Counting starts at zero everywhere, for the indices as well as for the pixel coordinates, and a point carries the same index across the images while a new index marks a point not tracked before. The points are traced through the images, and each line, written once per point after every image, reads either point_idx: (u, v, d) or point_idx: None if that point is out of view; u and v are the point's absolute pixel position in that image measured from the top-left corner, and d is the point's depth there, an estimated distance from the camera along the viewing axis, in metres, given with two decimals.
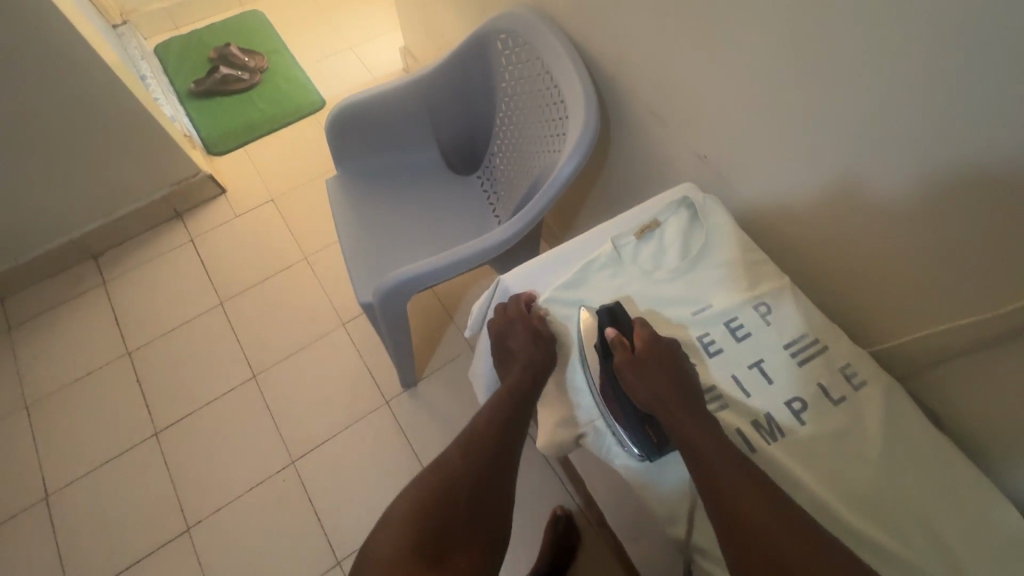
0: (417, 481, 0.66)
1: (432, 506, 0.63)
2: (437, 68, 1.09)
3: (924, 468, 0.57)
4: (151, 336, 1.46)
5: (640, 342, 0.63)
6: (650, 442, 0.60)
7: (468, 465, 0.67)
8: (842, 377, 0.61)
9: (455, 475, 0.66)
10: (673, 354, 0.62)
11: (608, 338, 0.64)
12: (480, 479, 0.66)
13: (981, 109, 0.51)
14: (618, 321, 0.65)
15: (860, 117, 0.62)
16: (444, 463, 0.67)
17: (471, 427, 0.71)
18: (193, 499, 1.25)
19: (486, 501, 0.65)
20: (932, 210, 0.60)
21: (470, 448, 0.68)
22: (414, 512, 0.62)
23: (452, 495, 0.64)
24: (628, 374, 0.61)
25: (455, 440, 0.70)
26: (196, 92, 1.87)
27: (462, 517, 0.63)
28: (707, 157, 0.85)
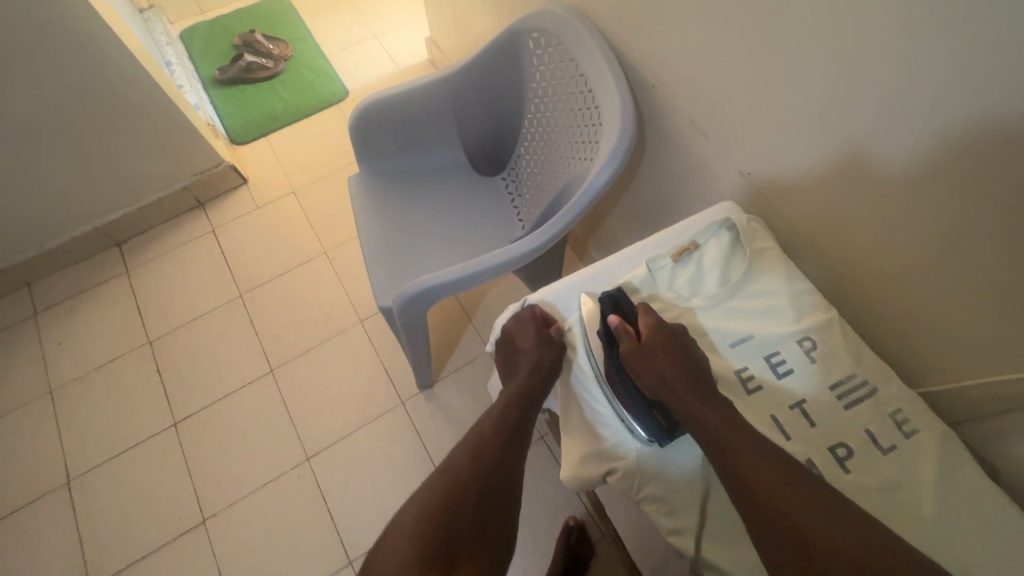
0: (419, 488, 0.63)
1: (437, 512, 0.59)
2: (466, 67, 1.05)
3: (981, 531, 0.52)
4: (172, 326, 1.47)
5: (646, 331, 0.63)
6: (659, 427, 0.59)
7: (473, 469, 0.64)
8: (892, 424, 0.58)
9: (460, 481, 0.63)
10: (680, 338, 0.62)
11: (611, 326, 0.64)
12: (487, 485, 0.64)
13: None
14: (619, 309, 0.65)
15: (924, 144, 0.57)
16: (448, 469, 0.65)
17: (475, 432, 0.69)
18: (209, 491, 1.26)
19: (493, 509, 0.62)
20: (1000, 249, 0.55)
21: (475, 452, 0.66)
22: (417, 519, 0.59)
23: (457, 501, 0.61)
24: (632, 361, 0.61)
25: (459, 445, 0.68)
26: (221, 79, 1.86)
27: (468, 526, 0.60)
28: (749, 174, 0.80)
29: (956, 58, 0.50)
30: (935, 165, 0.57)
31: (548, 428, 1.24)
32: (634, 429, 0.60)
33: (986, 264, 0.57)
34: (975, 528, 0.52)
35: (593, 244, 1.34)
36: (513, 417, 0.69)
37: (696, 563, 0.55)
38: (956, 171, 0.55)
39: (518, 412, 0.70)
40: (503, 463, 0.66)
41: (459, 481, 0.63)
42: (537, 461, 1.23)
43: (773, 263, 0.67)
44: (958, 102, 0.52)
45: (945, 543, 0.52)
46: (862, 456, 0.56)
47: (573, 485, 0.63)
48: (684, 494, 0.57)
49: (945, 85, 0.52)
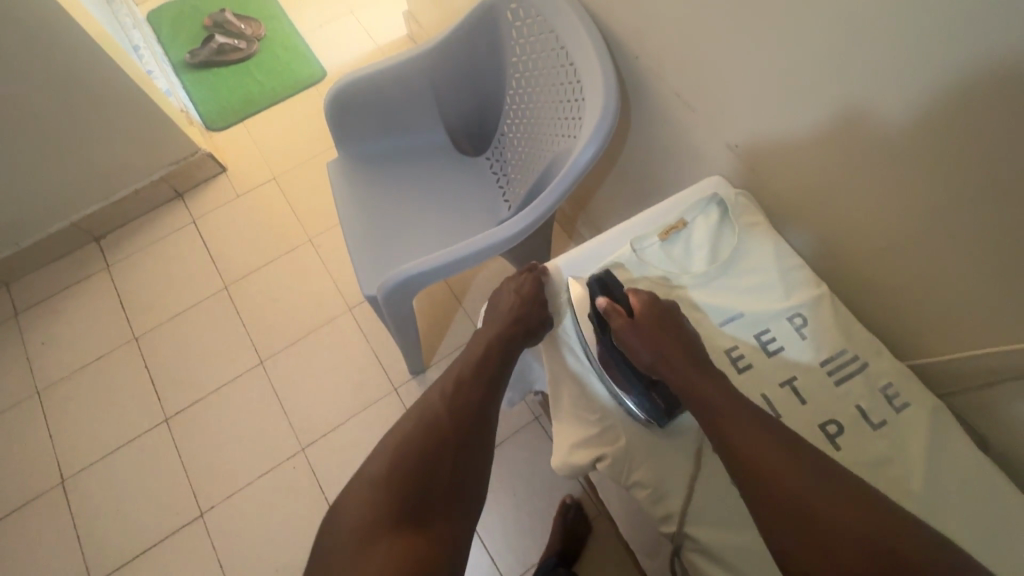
0: (394, 437, 0.61)
1: (414, 462, 0.57)
2: (443, 42, 1.01)
3: (967, 506, 0.52)
4: (158, 321, 1.44)
5: (638, 306, 0.61)
6: (658, 408, 0.58)
7: (451, 416, 0.62)
8: (883, 399, 0.57)
9: (439, 429, 0.60)
10: (670, 314, 0.60)
11: (600, 308, 0.62)
12: (465, 435, 0.61)
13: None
14: (608, 290, 0.63)
15: (913, 112, 0.54)
16: (426, 415, 0.62)
17: (453, 378, 0.66)
18: (206, 485, 1.26)
19: (474, 460, 0.60)
20: (990, 218, 0.53)
21: (455, 400, 0.64)
22: (392, 469, 0.57)
23: (436, 451, 0.59)
24: (628, 339, 0.59)
25: (434, 391, 0.65)
26: (193, 63, 1.80)
27: (445, 475, 0.58)
28: (737, 147, 0.78)
29: (946, 21, 0.47)
30: (927, 134, 0.54)
31: (541, 409, 1.25)
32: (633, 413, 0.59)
33: (977, 235, 0.55)
34: (963, 503, 0.52)
35: (581, 222, 1.32)
36: (491, 365, 0.67)
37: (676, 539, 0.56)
38: (952, 143, 0.53)
39: (498, 360, 0.68)
40: (482, 412, 0.63)
41: (438, 428, 0.60)
42: (531, 442, 1.24)
43: (762, 238, 0.65)
44: (954, 68, 0.49)
45: (934, 517, 0.52)
46: (852, 432, 0.55)
47: (563, 473, 0.62)
48: (672, 476, 0.57)
49: (942, 51, 0.49)
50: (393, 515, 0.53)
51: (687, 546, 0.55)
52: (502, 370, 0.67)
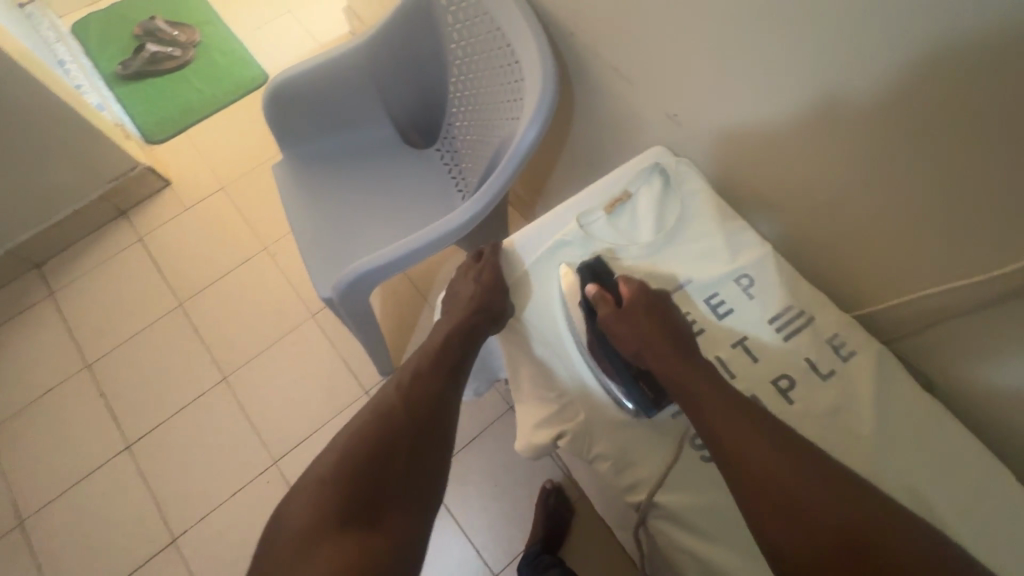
0: (347, 432, 0.59)
1: (366, 457, 0.56)
2: (379, 32, 0.98)
3: (915, 444, 0.54)
4: (110, 346, 1.38)
5: (627, 295, 0.60)
6: (646, 397, 0.57)
7: (406, 411, 0.61)
8: (831, 350, 0.58)
9: (393, 423, 0.59)
10: (661, 306, 0.59)
11: (590, 295, 0.61)
12: (420, 428, 0.60)
13: (998, 55, 0.44)
14: (597, 276, 0.62)
15: (838, 65, 0.55)
16: (381, 409, 0.61)
17: (410, 371, 0.66)
18: (176, 509, 1.21)
19: (430, 454, 0.59)
20: (917, 164, 0.55)
21: (411, 394, 0.63)
22: (342, 464, 0.55)
23: (389, 445, 0.58)
24: (612, 328, 0.58)
25: (391, 385, 0.64)
26: (125, 75, 1.72)
27: (398, 472, 0.56)
28: (676, 116, 0.78)
29: None
30: (852, 86, 0.55)
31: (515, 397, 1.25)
32: (620, 402, 0.58)
33: (906, 183, 0.57)
34: (912, 442, 0.54)
35: (539, 207, 1.32)
36: (448, 356, 0.66)
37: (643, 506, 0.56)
38: (876, 93, 0.54)
39: (456, 350, 0.67)
40: (439, 405, 0.62)
41: (392, 422, 0.59)
42: (507, 431, 1.24)
43: (706, 203, 0.65)
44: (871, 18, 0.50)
45: (886, 458, 0.53)
46: (805, 384, 0.56)
47: (529, 455, 0.62)
48: (634, 445, 0.57)
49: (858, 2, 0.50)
50: (342, 512, 0.52)
51: (654, 512, 0.55)
52: (461, 361, 0.66)
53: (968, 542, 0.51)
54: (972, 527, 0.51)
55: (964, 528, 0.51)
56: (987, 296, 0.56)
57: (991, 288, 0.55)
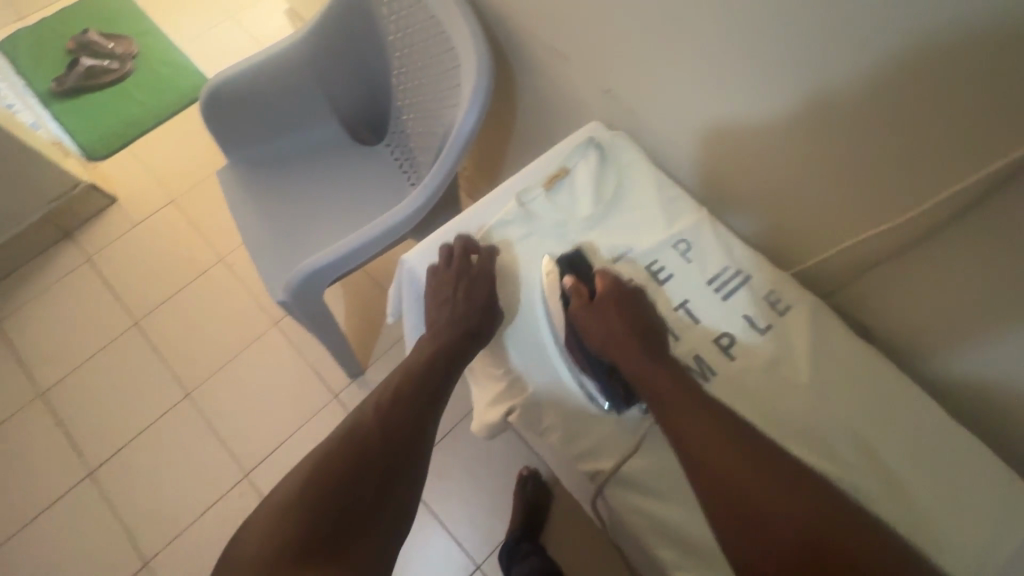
0: (316, 455, 0.57)
1: (330, 485, 0.54)
2: (314, 29, 0.97)
3: (852, 390, 0.56)
4: (64, 372, 1.33)
5: (600, 288, 0.60)
6: (618, 395, 0.57)
7: (379, 437, 0.58)
8: (767, 306, 0.60)
9: (361, 450, 0.57)
10: (635, 302, 0.59)
11: (565, 288, 0.61)
12: (389, 458, 0.57)
13: (891, 8, 0.46)
14: (574, 267, 0.62)
15: (752, 31, 0.57)
16: (353, 434, 0.59)
17: (386, 394, 0.63)
18: (146, 532, 1.18)
19: (398, 485, 0.57)
20: (833, 121, 0.57)
21: (384, 418, 0.61)
22: (305, 490, 0.53)
23: (358, 473, 0.55)
24: (582, 321, 0.59)
25: (368, 407, 0.62)
26: (60, 91, 1.65)
27: (365, 502, 0.54)
28: (610, 92, 0.79)
29: None
30: (767, 50, 0.57)
31: None
32: (596, 399, 0.57)
33: (826, 141, 0.59)
34: (849, 389, 0.56)
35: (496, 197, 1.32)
36: (425, 378, 0.63)
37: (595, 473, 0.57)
38: (788, 54, 0.56)
39: (438, 372, 0.63)
40: (415, 432, 0.60)
41: (361, 448, 0.57)
42: None
43: (642, 173, 0.67)
44: None
45: (826, 406, 0.56)
46: (745, 341, 0.58)
47: (482, 434, 0.63)
48: (585, 414, 0.58)
49: None
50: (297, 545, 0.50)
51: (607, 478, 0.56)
52: (443, 384, 0.63)
53: (906, 478, 0.53)
54: (908, 463, 0.54)
55: (899, 465, 0.54)
56: (906, 242, 0.59)
57: (908, 234, 0.58)
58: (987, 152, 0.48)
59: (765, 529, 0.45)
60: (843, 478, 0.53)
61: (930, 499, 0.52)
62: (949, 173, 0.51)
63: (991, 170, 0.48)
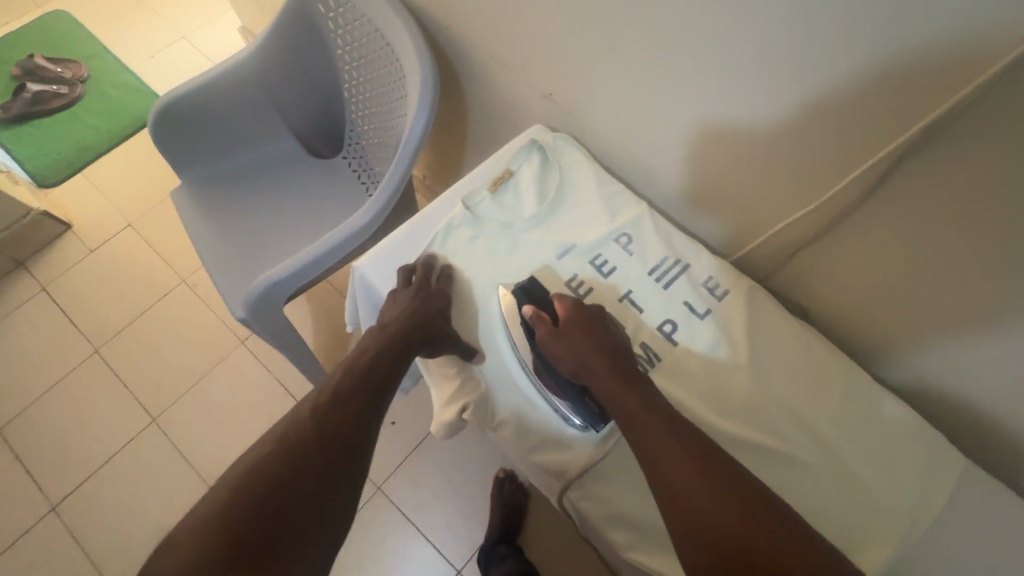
0: (240, 466, 0.51)
1: (259, 496, 0.48)
2: (262, 45, 0.98)
3: (791, 366, 0.59)
4: (23, 405, 1.29)
5: (563, 313, 0.58)
6: (592, 411, 0.57)
7: (319, 433, 0.54)
8: (706, 292, 0.63)
9: (297, 456, 0.52)
10: (598, 324, 0.58)
11: (527, 317, 0.60)
12: (330, 464, 0.53)
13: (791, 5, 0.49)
14: (532, 296, 0.61)
15: (673, 31, 0.60)
16: (289, 431, 0.54)
17: (325, 396, 0.58)
18: (115, 564, 1.14)
19: (337, 495, 0.52)
20: (751, 113, 0.60)
21: (324, 413, 0.56)
22: (228, 502, 0.47)
23: (295, 471, 0.50)
24: (548, 346, 0.57)
25: (304, 405, 0.57)
26: (5, 119, 1.61)
27: (301, 503, 0.49)
28: (553, 96, 0.81)
29: None
30: (689, 47, 0.60)
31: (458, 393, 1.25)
32: (569, 419, 0.58)
33: (751, 131, 0.62)
34: (785, 366, 0.59)
35: None
36: (372, 375, 0.60)
37: (551, 465, 0.58)
38: (709, 52, 0.59)
39: (382, 368, 0.61)
40: (358, 429, 0.56)
41: (300, 450, 0.52)
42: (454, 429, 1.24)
43: (583, 172, 0.70)
44: None
45: (764, 384, 0.58)
46: (686, 327, 0.61)
47: (442, 435, 0.64)
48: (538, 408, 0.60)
49: None
50: (226, 558, 0.44)
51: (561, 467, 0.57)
52: (387, 381, 0.61)
53: (842, 447, 0.56)
54: (842, 433, 0.57)
55: (834, 434, 0.57)
56: (826, 224, 0.62)
57: (827, 217, 0.62)
58: (884, 135, 0.52)
59: (719, 544, 0.44)
60: (783, 451, 0.56)
61: (863, 462, 0.56)
62: (854, 156, 0.56)
63: (886, 152, 0.52)
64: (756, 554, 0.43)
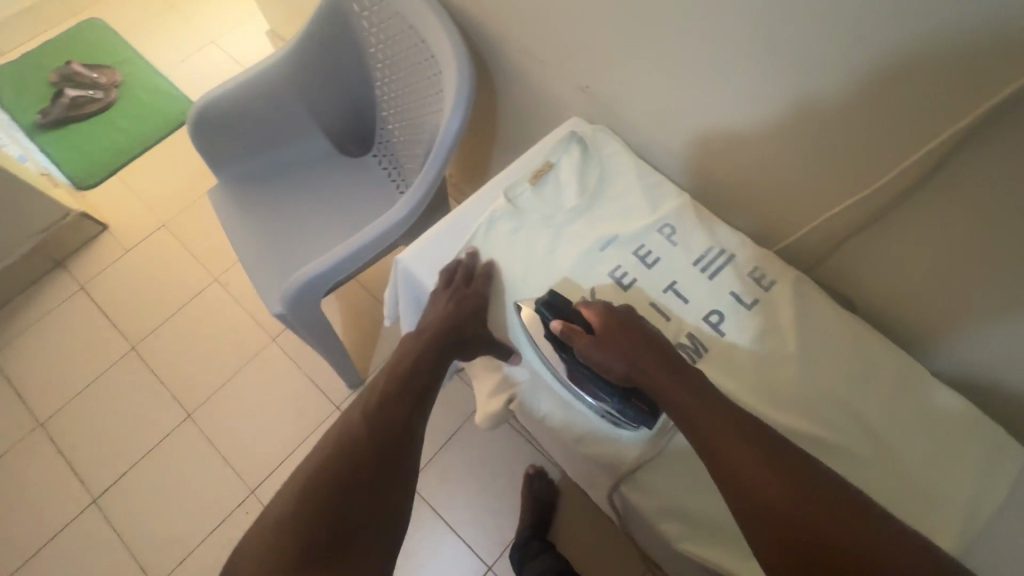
0: (304, 472, 0.54)
1: (324, 500, 0.51)
2: (297, 46, 0.99)
3: (841, 358, 0.58)
4: (63, 401, 1.32)
5: (596, 321, 0.57)
6: (642, 411, 0.56)
7: (372, 436, 0.56)
8: (752, 282, 0.62)
9: (355, 462, 0.54)
10: (631, 321, 0.57)
11: (557, 333, 0.58)
12: (386, 466, 0.55)
13: None
14: (560, 312, 0.59)
15: (717, 21, 0.59)
16: (344, 435, 0.56)
17: (373, 402, 0.61)
18: (154, 556, 1.17)
19: (396, 495, 0.54)
20: (797, 102, 0.59)
21: (374, 417, 0.58)
22: (298, 508, 0.50)
23: (354, 474, 0.53)
24: (591, 355, 0.56)
25: (355, 410, 0.60)
26: (45, 124, 1.66)
27: (363, 505, 0.52)
28: (588, 89, 0.81)
29: None
30: (733, 38, 0.59)
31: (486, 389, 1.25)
32: (619, 419, 0.57)
33: (797, 121, 0.61)
34: (835, 358, 0.58)
35: None
36: (417, 377, 0.63)
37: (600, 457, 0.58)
38: (754, 42, 0.58)
39: (425, 371, 0.63)
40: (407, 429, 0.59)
41: (356, 454, 0.54)
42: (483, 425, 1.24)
43: (624, 163, 0.70)
44: None
45: (814, 375, 0.57)
46: (732, 317, 0.61)
47: (489, 424, 0.67)
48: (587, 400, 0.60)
49: None
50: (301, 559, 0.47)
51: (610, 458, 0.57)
52: (431, 383, 0.63)
53: (897, 440, 0.55)
54: (897, 426, 0.56)
55: (888, 426, 0.55)
56: (875, 214, 0.61)
57: (877, 206, 0.60)
58: (940, 123, 0.51)
59: (802, 533, 0.43)
60: (835, 443, 0.55)
61: (917, 457, 0.54)
62: (907, 143, 0.54)
63: (943, 139, 0.51)
64: (840, 541, 0.42)
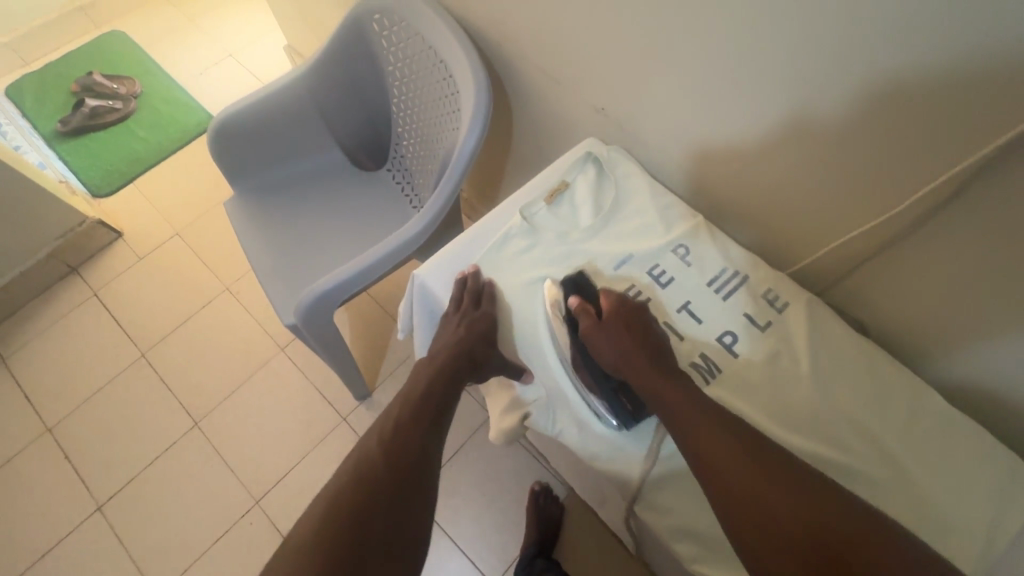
0: (321, 498, 0.53)
1: (341, 525, 0.50)
2: (318, 63, 1.01)
3: (854, 381, 0.59)
4: (72, 406, 1.33)
5: (608, 307, 0.61)
6: (625, 411, 0.58)
7: (389, 459, 0.56)
8: (766, 303, 0.63)
9: (372, 485, 0.53)
10: (641, 316, 0.60)
11: (572, 308, 0.62)
12: (403, 490, 0.54)
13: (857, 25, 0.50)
14: (580, 290, 0.64)
15: (734, 47, 0.61)
16: (362, 460, 0.56)
17: (389, 424, 0.60)
18: (156, 565, 1.16)
19: (412, 519, 0.53)
20: (811, 127, 0.61)
21: (391, 440, 0.58)
22: (315, 534, 0.49)
23: (371, 499, 0.52)
24: (594, 339, 0.59)
25: (372, 434, 0.60)
26: (64, 132, 1.69)
27: (380, 529, 0.51)
28: (604, 110, 0.83)
29: None
30: (748, 64, 0.61)
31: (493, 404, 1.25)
32: (604, 418, 0.59)
33: (811, 146, 0.62)
34: (849, 380, 0.59)
35: None
36: (432, 400, 0.62)
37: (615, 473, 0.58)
38: (770, 69, 0.59)
39: (439, 392, 0.63)
40: (424, 452, 0.58)
41: (372, 478, 0.54)
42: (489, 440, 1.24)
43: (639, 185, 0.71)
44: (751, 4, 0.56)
45: (827, 397, 0.58)
46: (746, 338, 0.61)
47: (501, 441, 0.66)
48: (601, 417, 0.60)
49: None
50: None
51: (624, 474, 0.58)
52: (446, 404, 0.63)
53: (911, 464, 0.55)
54: (910, 449, 0.56)
55: (902, 451, 0.55)
56: (889, 239, 0.62)
57: (890, 230, 0.61)
58: (954, 151, 0.52)
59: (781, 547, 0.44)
60: (849, 466, 0.55)
61: (931, 481, 0.54)
62: (921, 171, 0.55)
63: (957, 167, 0.51)
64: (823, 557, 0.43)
